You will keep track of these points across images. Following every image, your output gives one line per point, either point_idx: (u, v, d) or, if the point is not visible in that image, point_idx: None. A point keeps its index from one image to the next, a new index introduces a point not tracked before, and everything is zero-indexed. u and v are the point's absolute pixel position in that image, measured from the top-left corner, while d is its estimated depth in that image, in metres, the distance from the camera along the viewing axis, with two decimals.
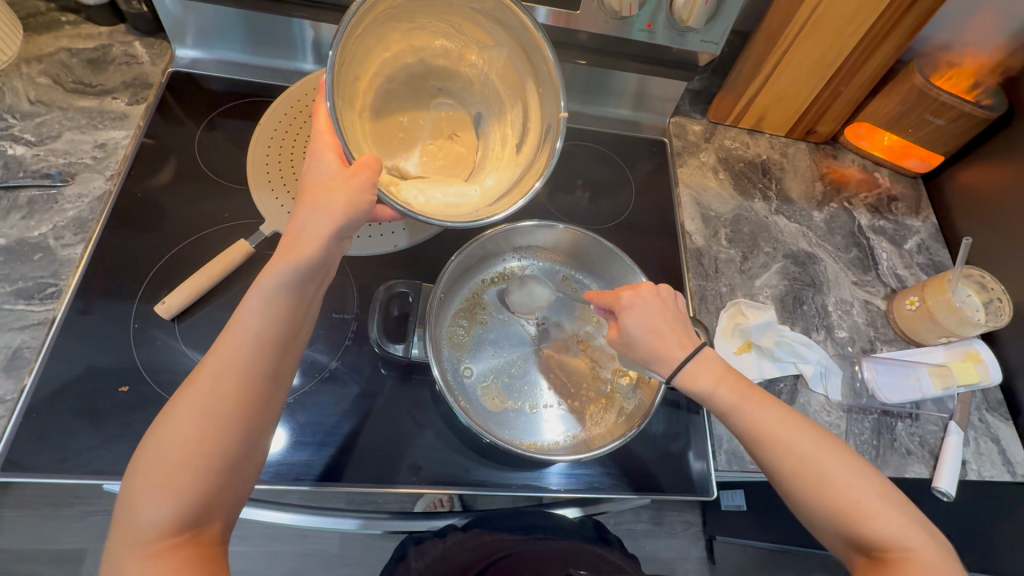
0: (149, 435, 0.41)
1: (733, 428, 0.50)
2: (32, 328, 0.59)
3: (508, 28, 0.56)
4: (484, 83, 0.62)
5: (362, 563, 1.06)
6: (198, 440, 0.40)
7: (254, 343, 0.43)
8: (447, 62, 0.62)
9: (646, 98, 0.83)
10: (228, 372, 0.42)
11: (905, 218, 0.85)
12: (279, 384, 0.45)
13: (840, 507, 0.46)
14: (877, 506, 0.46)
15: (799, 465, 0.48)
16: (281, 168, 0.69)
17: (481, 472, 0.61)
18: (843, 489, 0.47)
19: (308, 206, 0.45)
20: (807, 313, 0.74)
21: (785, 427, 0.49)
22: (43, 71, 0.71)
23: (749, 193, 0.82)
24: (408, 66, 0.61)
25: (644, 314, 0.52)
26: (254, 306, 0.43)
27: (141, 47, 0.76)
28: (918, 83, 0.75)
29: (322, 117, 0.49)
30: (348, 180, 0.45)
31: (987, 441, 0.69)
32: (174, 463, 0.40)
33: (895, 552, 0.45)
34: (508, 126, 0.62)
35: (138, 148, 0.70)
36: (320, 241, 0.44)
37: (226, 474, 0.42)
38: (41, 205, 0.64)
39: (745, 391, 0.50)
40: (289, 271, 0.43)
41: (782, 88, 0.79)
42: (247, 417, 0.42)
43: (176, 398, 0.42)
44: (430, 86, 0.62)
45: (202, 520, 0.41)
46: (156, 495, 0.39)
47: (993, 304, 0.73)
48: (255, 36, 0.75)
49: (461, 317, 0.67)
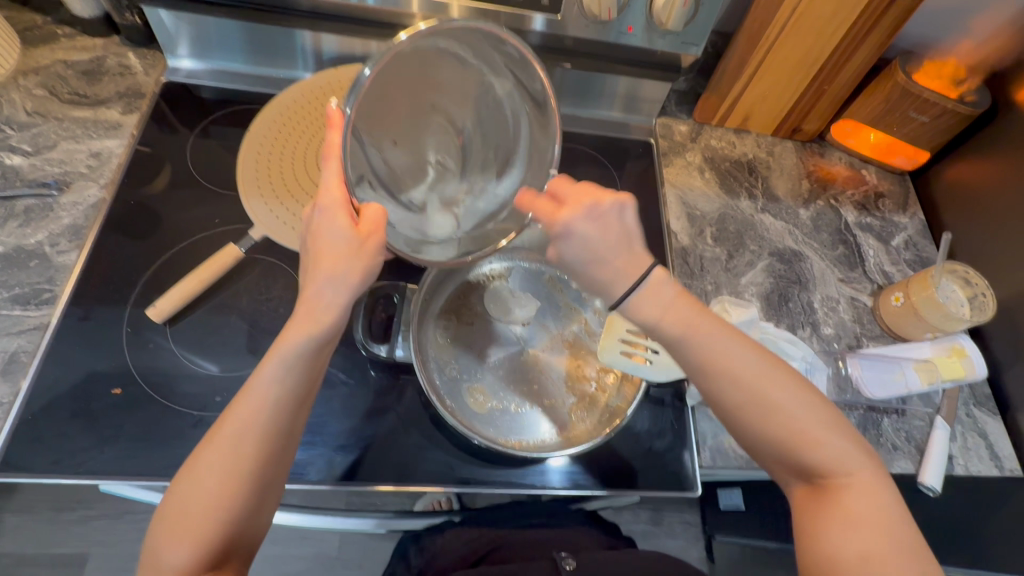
0: (175, 484, 0.44)
1: (682, 359, 0.50)
2: (28, 333, 0.60)
3: (522, 74, 0.55)
4: (482, 102, 0.58)
5: (361, 565, 1.07)
6: (218, 496, 0.42)
7: (270, 409, 0.44)
8: (447, 77, 0.56)
9: (635, 100, 0.84)
10: (246, 436, 0.43)
11: (892, 215, 0.85)
12: (292, 439, 0.46)
13: (786, 435, 0.48)
14: (816, 435, 0.48)
15: (743, 400, 0.48)
16: (271, 174, 0.71)
17: (467, 470, 0.62)
18: (789, 420, 0.48)
19: (323, 272, 0.45)
20: (792, 310, 0.74)
21: (733, 356, 0.48)
22: (39, 83, 0.73)
23: (735, 192, 0.83)
24: (408, 79, 0.53)
25: (580, 241, 0.48)
26: (270, 374, 0.44)
27: (134, 57, 0.78)
28: (901, 81, 0.76)
29: (333, 166, 0.45)
30: (362, 247, 0.45)
31: (974, 435, 0.69)
32: (198, 514, 0.42)
33: (835, 479, 0.47)
34: (495, 155, 0.60)
35: (131, 156, 0.72)
36: (338, 311, 0.45)
37: (245, 524, 0.44)
38: (37, 213, 0.66)
39: (686, 333, 0.49)
40: (304, 339, 0.44)
41: (767, 86, 0.79)
42: (263, 475, 0.44)
43: (200, 452, 0.44)
44: (424, 100, 0.56)
45: (223, 560, 0.43)
46: (181, 541, 0.42)
47: (978, 299, 0.73)
48: (247, 46, 0.77)
49: (447, 319, 0.69)
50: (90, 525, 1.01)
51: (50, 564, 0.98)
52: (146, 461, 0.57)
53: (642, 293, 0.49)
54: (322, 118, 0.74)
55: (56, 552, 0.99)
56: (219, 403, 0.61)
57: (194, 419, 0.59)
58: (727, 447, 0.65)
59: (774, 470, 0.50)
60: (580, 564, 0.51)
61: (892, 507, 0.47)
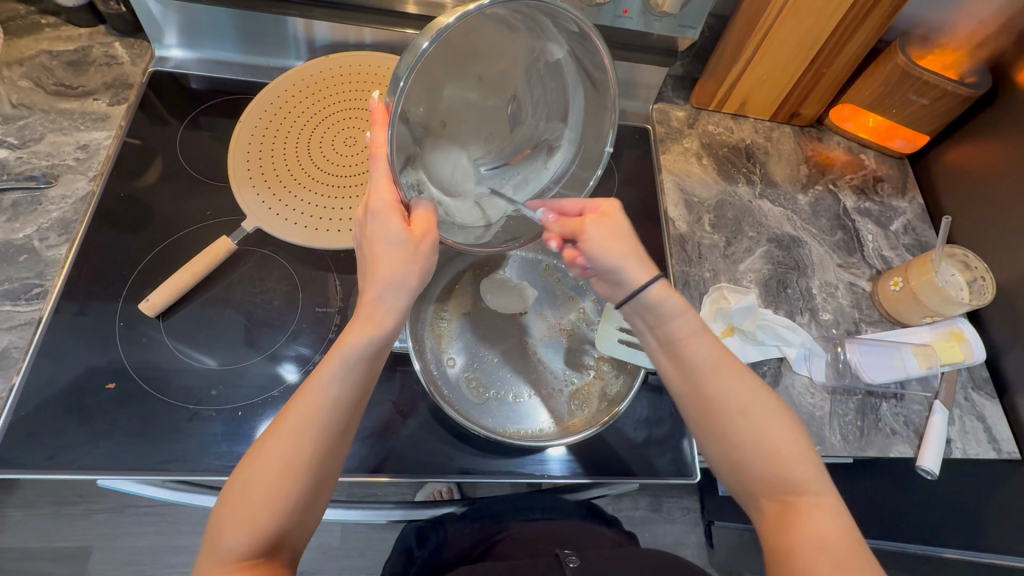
0: (234, 474, 0.42)
1: (684, 357, 0.48)
2: (19, 328, 0.60)
3: (580, 48, 0.52)
4: (533, 70, 0.54)
5: (363, 555, 1.07)
6: (276, 489, 0.40)
7: (332, 405, 0.43)
8: (495, 47, 0.51)
9: (631, 85, 0.83)
10: (308, 429, 0.42)
11: (891, 199, 0.84)
12: (349, 435, 0.45)
13: (769, 445, 0.45)
14: (797, 452, 0.45)
15: (739, 403, 0.46)
16: (262, 164, 0.69)
17: (466, 460, 0.62)
18: (772, 432, 0.46)
19: (382, 276, 0.45)
20: (791, 296, 0.74)
21: (729, 364, 0.48)
22: (24, 74, 0.72)
23: (733, 177, 0.82)
24: (456, 51, 0.49)
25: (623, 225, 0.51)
26: (334, 371, 0.43)
27: (121, 47, 0.76)
28: (901, 63, 0.75)
29: (384, 168, 0.45)
30: (417, 248, 0.46)
31: (973, 418, 0.69)
32: (258, 502, 0.40)
33: (808, 497, 0.44)
34: (546, 127, 0.58)
35: (120, 148, 0.71)
36: (399, 313, 0.46)
37: (300, 516, 0.42)
38: (26, 207, 0.65)
39: (698, 329, 0.48)
40: (370, 338, 0.44)
41: (764, 70, 0.78)
42: (323, 469, 0.42)
43: (260, 443, 0.42)
44: (469, 72, 0.52)
45: (275, 552, 0.41)
46: (239, 527, 0.40)
47: (977, 283, 0.73)
48: (236, 33, 0.75)
49: (443, 310, 0.68)
50: (92, 519, 1.01)
51: (54, 559, 0.98)
52: (142, 455, 0.56)
53: (655, 290, 0.49)
54: (315, 108, 0.73)
55: (60, 546, 0.99)
56: (215, 396, 0.60)
57: (190, 412, 0.59)
58: None
59: (742, 489, 0.47)
60: (583, 563, 0.47)
61: (860, 540, 0.43)
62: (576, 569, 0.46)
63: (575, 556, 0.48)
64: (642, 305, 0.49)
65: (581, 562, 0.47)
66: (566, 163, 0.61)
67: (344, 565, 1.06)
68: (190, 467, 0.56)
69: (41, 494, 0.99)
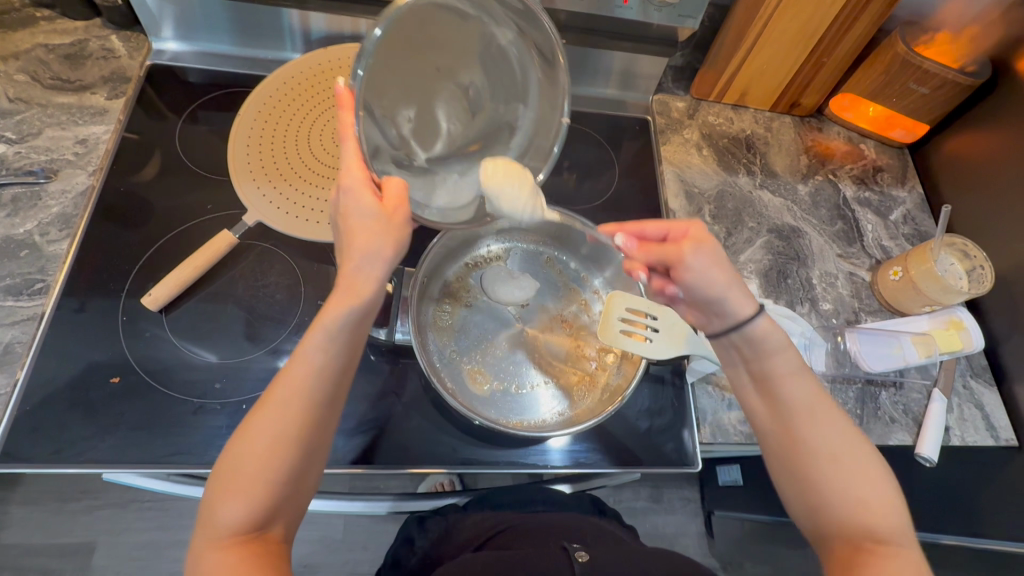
0: (226, 448, 0.42)
1: (784, 394, 0.47)
2: (22, 324, 0.60)
3: (528, 23, 0.53)
4: (487, 54, 0.54)
5: (366, 547, 1.08)
6: (267, 460, 0.41)
7: (316, 376, 0.43)
8: (450, 34, 0.50)
9: (631, 76, 0.83)
10: (295, 401, 0.42)
11: (891, 189, 0.85)
12: (337, 407, 0.45)
13: (855, 491, 0.44)
14: (884, 503, 0.44)
15: (828, 444, 0.45)
16: (262, 158, 0.69)
17: (469, 451, 0.62)
18: (861, 478, 0.44)
19: (358, 248, 0.43)
20: (791, 286, 0.74)
21: (825, 406, 0.47)
22: (20, 68, 0.71)
23: (733, 168, 0.82)
24: (411, 38, 0.48)
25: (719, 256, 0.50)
26: (316, 342, 0.43)
27: (117, 41, 0.76)
28: (901, 52, 0.75)
29: (351, 146, 0.44)
30: (392, 220, 0.44)
31: (971, 407, 0.70)
32: (249, 475, 0.41)
33: (886, 548, 0.42)
34: (506, 109, 0.57)
35: (119, 142, 0.70)
36: (377, 285, 0.44)
37: (292, 488, 0.42)
38: (25, 202, 0.65)
39: (799, 368, 0.48)
40: (348, 312, 0.43)
41: (764, 61, 0.78)
42: (311, 439, 0.43)
43: (249, 420, 0.43)
44: (428, 62, 0.50)
45: (269, 524, 0.42)
46: (233, 499, 0.40)
47: (976, 271, 0.73)
48: (234, 25, 0.75)
49: (445, 303, 0.68)
50: (95, 514, 1.01)
51: (59, 554, 0.99)
52: (148, 448, 0.57)
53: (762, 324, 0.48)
54: (314, 100, 0.73)
55: (65, 541, 0.99)
56: (219, 390, 0.61)
57: (194, 406, 0.59)
58: (727, 424, 0.65)
59: (815, 529, 0.46)
60: (594, 557, 0.46)
61: None
62: (586, 563, 0.45)
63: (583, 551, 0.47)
64: (746, 336, 0.48)
65: (592, 556, 0.46)
66: (528, 143, 0.59)
67: (347, 558, 1.07)
68: (195, 459, 0.57)
69: (44, 490, 1.00)
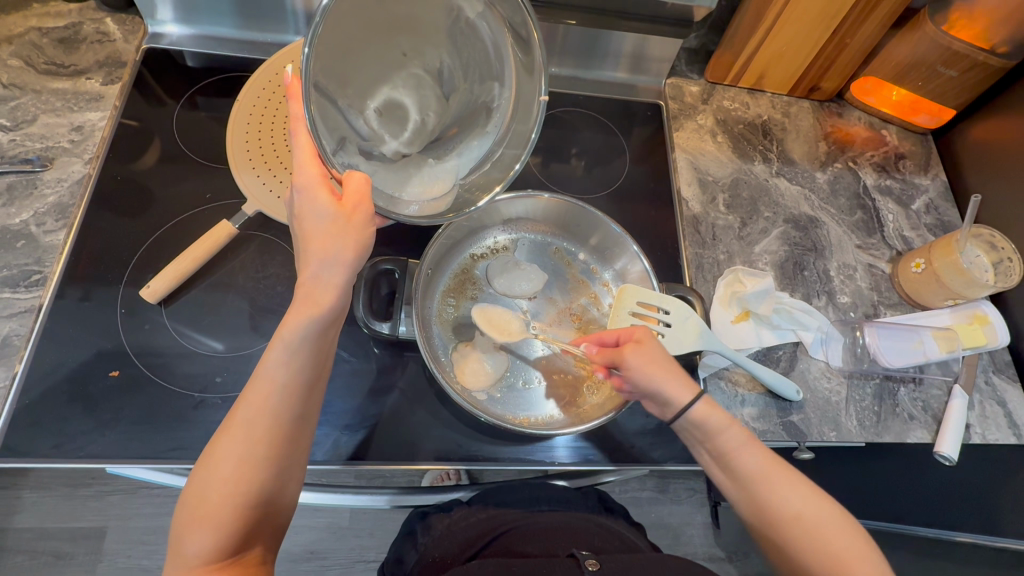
0: (193, 476, 0.42)
1: (737, 468, 0.49)
2: (20, 316, 0.58)
3: None
4: (456, 32, 0.51)
5: (373, 535, 1.09)
6: (236, 482, 0.41)
7: (281, 391, 0.43)
8: (413, 12, 0.49)
9: (643, 59, 0.79)
10: (260, 418, 0.42)
11: (913, 177, 0.81)
12: (308, 420, 0.45)
13: (833, 550, 0.45)
14: (866, 555, 0.44)
15: (797, 510, 0.47)
16: (262, 146, 0.67)
17: (475, 447, 0.61)
18: (834, 534, 0.46)
19: (315, 253, 0.43)
20: (808, 279, 0.72)
21: (783, 473, 0.49)
22: (14, 53, 0.69)
23: (749, 155, 0.79)
24: (369, 22, 0.46)
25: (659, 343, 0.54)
26: (278, 357, 0.42)
27: (112, 23, 0.73)
28: (929, 31, 0.72)
29: (302, 140, 0.43)
30: (349, 220, 0.43)
31: (993, 404, 0.67)
32: (215, 501, 0.40)
33: None
34: (483, 90, 0.54)
35: (115, 129, 0.69)
36: (338, 291, 0.43)
37: (265, 507, 0.43)
38: (21, 191, 0.63)
39: (745, 440, 0.50)
40: (309, 323, 0.42)
41: (783, 43, 0.75)
42: (280, 456, 0.43)
43: (215, 442, 0.43)
44: (393, 44, 0.49)
45: (246, 547, 0.42)
46: (200, 528, 0.40)
47: (1003, 264, 0.71)
48: (232, 7, 0.72)
49: (450, 296, 0.67)
50: (105, 500, 1.02)
51: (71, 538, 1.00)
52: (149, 442, 0.56)
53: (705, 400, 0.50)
54: None
55: (76, 526, 1.00)
56: (220, 383, 0.60)
57: (195, 400, 0.58)
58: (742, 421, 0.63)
59: None
60: (604, 565, 0.45)
61: None
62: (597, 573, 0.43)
63: (594, 558, 0.46)
64: (695, 422, 0.50)
65: (602, 565, 0.45)
66: (505, 125, 0.54)
67: (355, 545, 1.07)
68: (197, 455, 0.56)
69: (54, 477, 1.00)
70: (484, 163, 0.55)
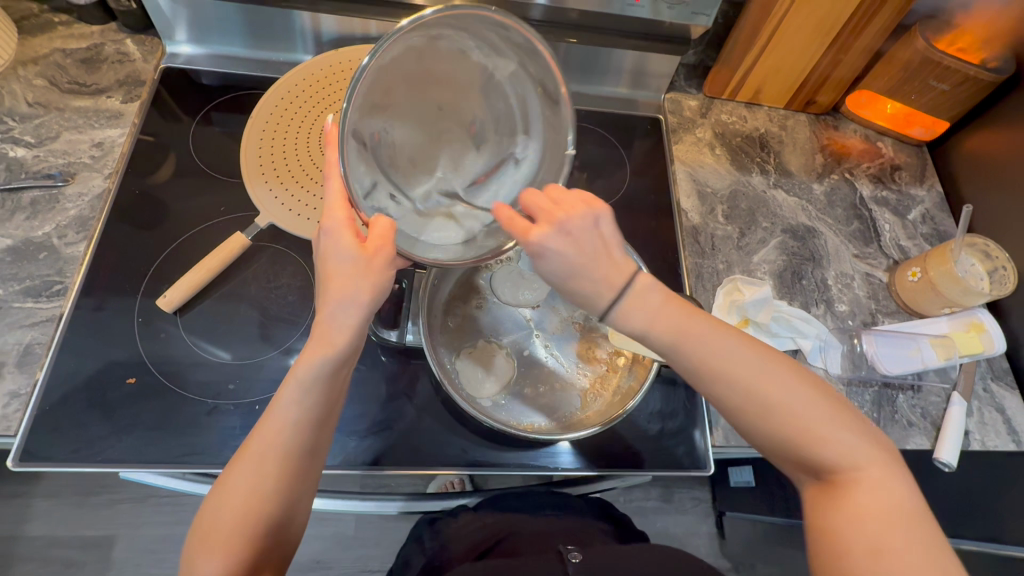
0: (206, 501, 0.44)
1: (678, 362, 0.46)
2: (41, 325, 0.60)
3: (527, 58, 0.51)
4: (489, 87, 0.53)
5: (378, 544, 1.09)
6: (245, 512, 0.42)
7: (293, 427, 0.44)
8: (449, 69, 0.51)
9: (642, 75, 0.82)
10: (270, 451, 0.43)
11: (909, 188, 0.83)
12: (317, 454, 0.46)
13: (792, 429, 0.43)
14: (826, 430, 0.43)
15: (748, 397, 0.44)
16: (274, 160, 0.69)
17: (480, 453, 0.62)
18: (793, 414, 0.43)
19: (333, 294, 0.44)
20: (806, 287, 0.73)
21: (730, 355, 0.45)
22: (39, 73, 0.72)
23: (747, 167, 0.81)
24: (407, 76, 0.50)
25: (560, 256, 0.45)
26: (291, 395, 0.44)
27: (132, 44, 0.77)
28: (920, 47, 0.74)
29: (335, 184, 0.45)
30: (369, 263, 0.44)
31: (991, 410, 0.69)
32: (226, 529, 0.42)
33: (846, 474, 0.42)
34: (512, 142, 0.55)
35: (134, 145, 0.71)
36: (353, 332, 0.45)
37: (273, 536, 0.44)
38: (44, 205, 0.66)
39: (678, 333, 0.46)
40: (322, 363, 0.44)
41: (779, 58, 0.77)
42: (290, 489, 0.44)
43: (227, 471, 0.44)
44: (429, 98, 0.52)
45: (256, 571, 0.43)
46: (212, 554, 0.42)
47: (998, 272, 0.72)
48: (246, 29, 0.75)
49: (455, 306, 0.68)
50: (114, 509, 1.03)
51: (81, 547, 1.01)
52: (164, 448, 0.58)
53: (624, 306, 0.46)
54: (321, 98, 0.72)
55: (86, 534, 1.01)
56: (233, 390, 0.61)
57: (209, 407, 0.60)
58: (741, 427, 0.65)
59: (781, 467, 0.46)
60: (587, 556, 0.47)
61: (913, 502, 0.41)
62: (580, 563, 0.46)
63: (578, 551, 0.48)
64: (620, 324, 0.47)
65: (585, 557, 0.47)
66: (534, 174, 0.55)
67: (360, 554, 1.08)
68: (210, 460, 0.57)
69: (65, 484, 1.02)
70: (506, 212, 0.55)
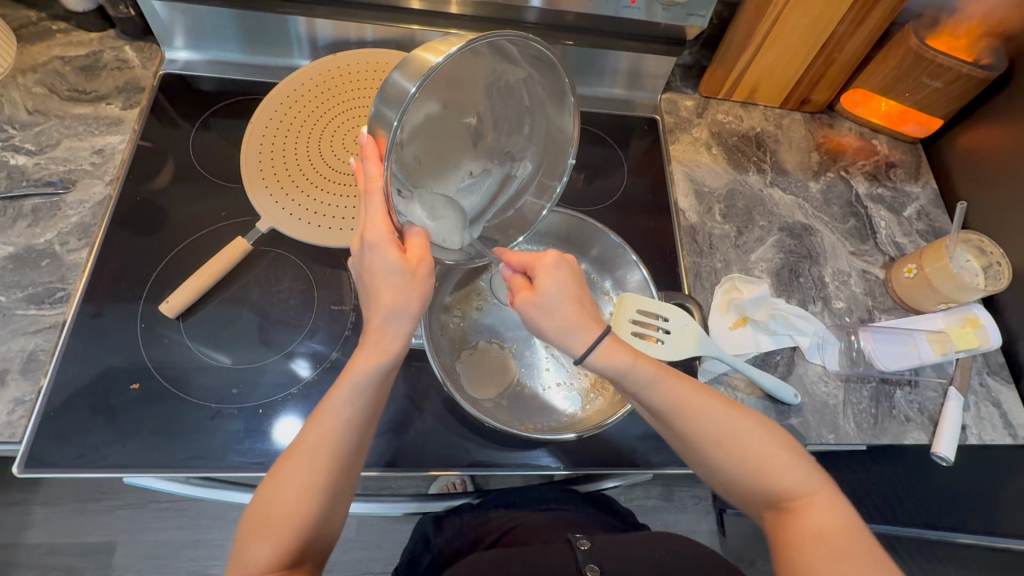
0: (257, 493, 0.45)
1: (651, 402, 0.48)
2: (45, 332, 0.61)
3: (543, 68, 0.52)
4: (496, 86, 0.52)
5: (380, 546, 1.09)
6: (297, 506, 0.43)
7: (345, 426, 0.45)
8: (462, 70, 0.49)
9: (638, 76, 0.82)
10: (323, 448, 0.44)
11: (904, 185, 0.84)
12: (363, 453, 0.47)
13: (753, 460, 0.46)
14: (782, 458, 0.46)
15: (714, 431, 0.47)
16: (274, 165, 0.69)
17: (481, 454, 0.62)
18: (754, 444, 0.46)
19: (385, 305, 0.45)
20: (803, 285, 0.74)
21: (695, 395, 0.48)
22: (38, 80, 0.73)
23: (743, 166, 0.82)
24: (429, 81, 0.47)
25: (562, 281, 0.49)
26: (345, 396, 0.44)
27: (131, 51, 0.77)
28: (913, 46, 0.74)
29: (377, 200, 0.45)
30: (415, 275, 0.46)
31: (988, 405, 0.69)
32: (276, 519, 0.43)
33: (802, 500, 0.44)
34: (511, 139, 0.57)
35: (134, 152, 0.72)
36: (404, 340, 0.46)
37: (318, 530, 0.44)
38: (45, 212, 0.66)
39: (656, 374, 0.48)
40: (375, 368, 0.45)
41: (774, 58, 0.78)
42: (337, 485, 0.45)
43: (278, 465, 0.45)
44: (440, 97, 0.49)
45: (299, 562, 0.44)
46: (262, 542, 0.42)
47: (993, 268, 0.73)
48: (245, 34, 0.76)
49: (456, 308, 0.69)
50: (115, 514, 1.04)
51: (83, 553, 1.01)
52: (169, 452, 0.58)
53: (607, 344, 0.48)
54: (321, 104, 0.73)
55: (87, 540, 1.01)
56: (236, 395, 0.62)
57: (212, 411, 0.60)
58: None
59: (742, 500, 0.48)
60: (594, 544, 0.48)
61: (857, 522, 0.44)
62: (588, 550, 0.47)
63: (586, 539, 0.49)
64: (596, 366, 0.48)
65: (593, 544, 0.48)
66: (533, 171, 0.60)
67: (362, 556, 1.08)
68: (214, 463, 0.58)
69: (66, 491, 1.03)
70: (511, 206, 0.61)
